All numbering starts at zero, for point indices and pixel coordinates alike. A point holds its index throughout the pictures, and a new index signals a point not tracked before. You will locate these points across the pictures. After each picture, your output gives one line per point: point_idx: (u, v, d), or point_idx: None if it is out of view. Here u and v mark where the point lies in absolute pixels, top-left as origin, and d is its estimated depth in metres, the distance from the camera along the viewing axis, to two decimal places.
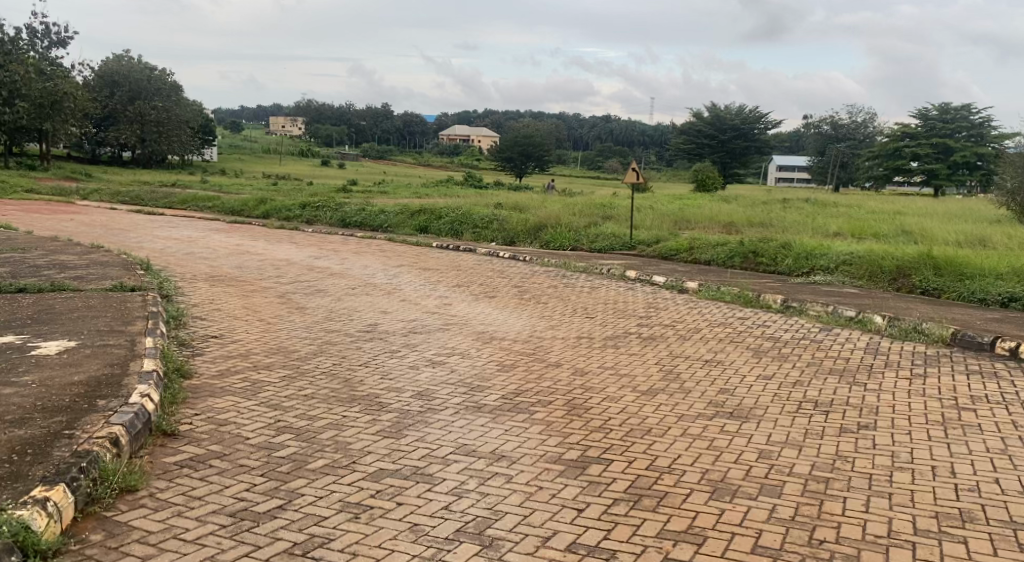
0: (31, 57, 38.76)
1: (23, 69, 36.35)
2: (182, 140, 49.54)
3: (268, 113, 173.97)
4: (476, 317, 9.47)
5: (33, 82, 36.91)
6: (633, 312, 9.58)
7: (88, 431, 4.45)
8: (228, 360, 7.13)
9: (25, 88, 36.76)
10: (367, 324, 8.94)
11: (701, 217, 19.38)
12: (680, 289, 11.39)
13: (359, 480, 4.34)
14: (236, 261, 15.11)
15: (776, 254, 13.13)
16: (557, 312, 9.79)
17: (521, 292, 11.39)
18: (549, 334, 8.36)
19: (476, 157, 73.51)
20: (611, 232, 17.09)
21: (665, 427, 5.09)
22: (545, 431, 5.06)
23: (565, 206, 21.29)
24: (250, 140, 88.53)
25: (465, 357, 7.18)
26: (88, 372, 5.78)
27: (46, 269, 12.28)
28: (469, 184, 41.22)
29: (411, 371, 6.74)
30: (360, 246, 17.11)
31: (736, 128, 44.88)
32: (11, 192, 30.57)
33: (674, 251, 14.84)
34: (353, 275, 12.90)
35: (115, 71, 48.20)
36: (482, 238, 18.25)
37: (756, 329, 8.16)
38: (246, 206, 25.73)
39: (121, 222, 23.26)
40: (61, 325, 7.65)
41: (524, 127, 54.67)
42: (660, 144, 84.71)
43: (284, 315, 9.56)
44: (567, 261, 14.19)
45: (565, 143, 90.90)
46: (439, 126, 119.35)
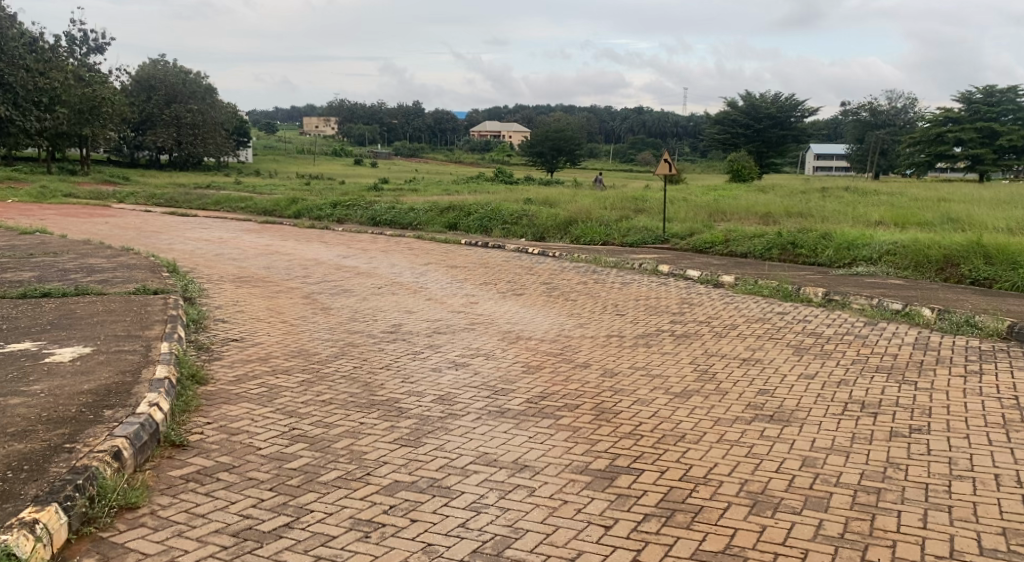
0: (69, 64, 39.22)
1: (62, 76, 36.76)
2: (218, 143, 49.94)
3: (302, 114, 175.44)
4: (503, 315, 9.18)
5: (72, 89, 37.35)
6: (666, 308, 9.24)
7: (88, 444, 4.24)
8: (246, 364, 6.92)
9: (64, 94, 37.19)
10: (391, 324, 8.69)
11: (736, 208, 18.90)
12: (716, 284, 11.01)
13: (372, 494, 4.08)
14: (265, 261, 15.00)
15: (817, 245, 12.67)
16: (587, 309, 9.47)
17: (550, 289, 11.10)
18: (578, 332, 8.04)
19: (508, 152, 73.20)
20: (643, 225, 16.71)
21: (700, 433, 4.77)
22: (570, 438, 4.77)
23: (596, 200, 20.90)
24: (285, 141, 89.28)
25: (491, 359, 6.90)
26: (99, 380, 5.59)
27: (73, 273, 12.23)
28: (500, 180, 40.94)
29: (433, 374, 6.47)
30: (389, 244, 16.94)
31: (772, 116, 44.11)
32: (49, 197, 30.91)
33: (709, 244, 14.43)
34: (380, 274, 12.71)
35: (151, 75, 48.58)
36: (511, 234, 17.97)
37: (797, 325, 7.78)
38: (278, 206, 25.72)
39: (154, 225, 23.38)
40: (79, 330, 7.50)
41: (556, 121, 54.29)
42: (694, 135, 83.76)
43: (308, 316, 9.37)
44: (598, 256, 13.85)
45: (597, 136, 90.26)
46: (471, 122, 119.39)
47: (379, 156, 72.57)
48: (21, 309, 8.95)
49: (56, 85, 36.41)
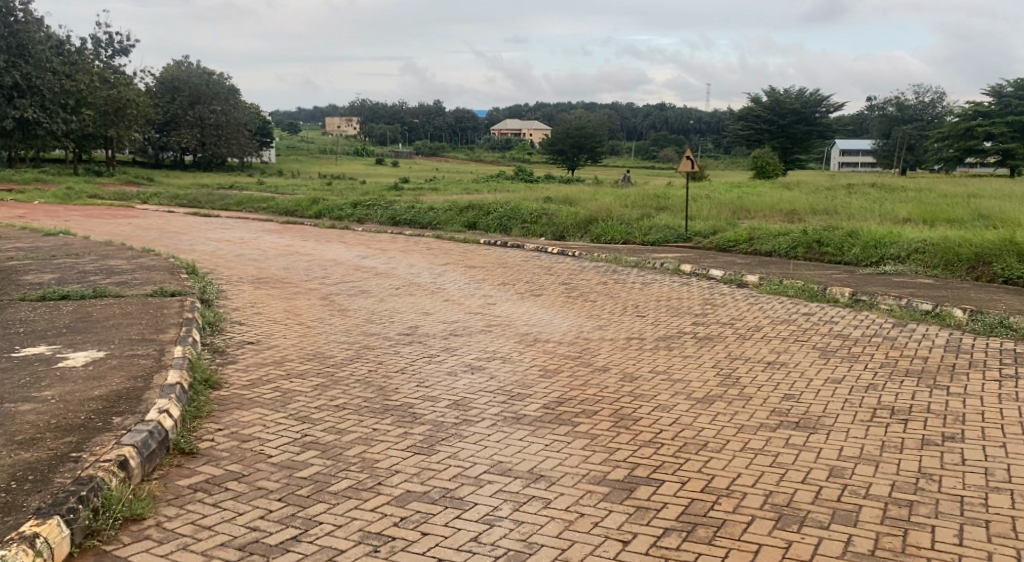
0: (96, 66, 39.58)
1: (88, 79, 37.07)
2: (242, 143, 50.19)
3: (324, 114, 176.09)
4: (521, 317, 9.05)
5: (97, 91, 37.63)
6: (688, 309, 9.07)
7: (96, 452, 4.16)
8: (261, 368, 6.83)
9: (91, 97, 37.53)
10: (408, 326, 8.59)
11: (760, 205, 18.64)
12: (739, 283, 10.82)
13: (383, 505, 3.98)
14: (285, 262, 14.97)
15: (843, 243, 12.44)
16: (606, 310, 9.32)
17: (570, 289, 10.96)
18: (597, 334, 7.89)
19: (529, 150, 73.05)
20: (665, 223, 16.51)
21: (722, 441, 4.63)
22: (588, 447, 4.65)
23: (618, 198, 20.71)
24: (307, 141, 89.67)
25: (508, 363, 6.78)
26: (110, 386, 5.52)
27: (93, 274, 12.24)
28: (521, 178, 40.79)
29: (448, 378, 6.35)
30: (409, 244, 16.87)
31: (796, 112, 43.65)
32: (73, 198, 31.12)
33: (732, 243, 14.23)
34: (399, 274, 12.62)
35: (175, 76, 48.87)
36: (531, 233, 17.83)
37: (822, 327, 7.60)
38: (299, 206, 25.75)
39: (176, 225, 23.47)
40: (95, 334, 7.44)
41: (578, 118, 54.07)
42: (717, 131, 83.12)
43: (324, 317, 9.29)
44: (619, 256, 13.69)
45: (619, 133, 89.85)
46: (492, 121, 119.36)
47: (400, 156, 72.68)
48: (39, 312, 8.92)
49: (82, 87, 36.71)
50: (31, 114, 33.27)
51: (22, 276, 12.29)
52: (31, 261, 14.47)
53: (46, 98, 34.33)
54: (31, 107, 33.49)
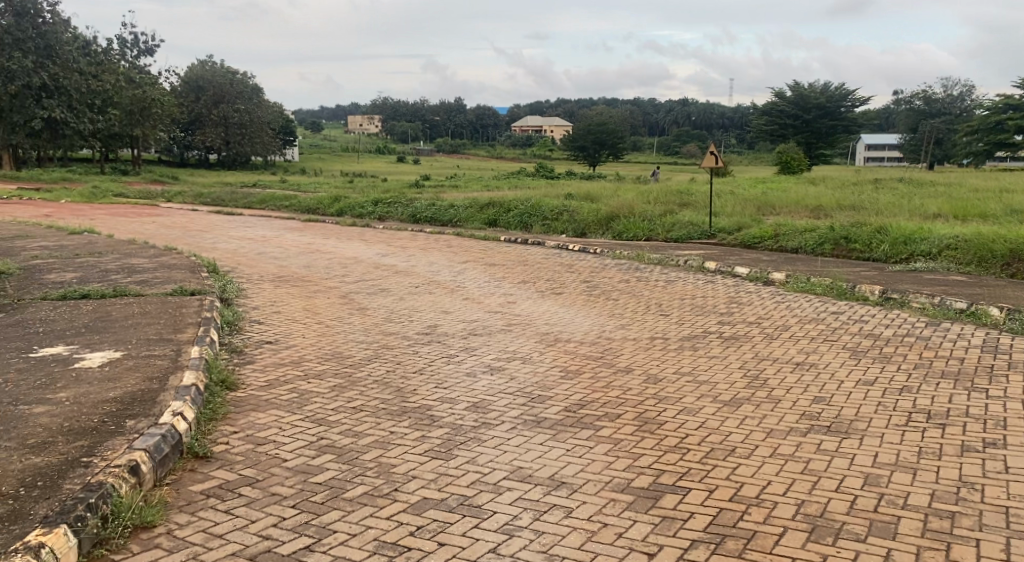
0: (121, 67, 39.86)
1: (113, 79, 37.32)
2: (265, 141, 50.37)
3: (346, 112, 176.79)
4: (542, 315, 8.92)
5: (122, 90, 37.86)
6: (713, 307, 8.89)
7: (107, 457, 4.07)
8: (278, 368, 6.73)
9: (116, 97, 37.81)
10: (427, 325, 8.48)
11: (785, 201, 18.37)
12: (765, 281, 10.62)
13: (399, 513, 3.88)
14: (305, 260, 14.93)
15: (872, 239, 12.21)
16: (628, 309, 9.16)
17: (591, 287, 10.80)
18: (620, 334, 7.75)
19: (550, 146, 72.79)
20: (688, 220, 16.30)
21: (751, 447, 4.50)
22: (612, 452, 4.53)
23: (640, 194, 20.50)
24: (330, 139, 90.00)
25: (528, 363, 6.67)
26: (125, 388, 5.43)
27: (114, 273, 12.22)
28: (541, 175, 40.58)
29: (467, 379, 6.24)
30: (429, 242, 16.77)
31: (822, 106, 43.14)
32: (98, 197, 31.27)
33: (757, 239, 14.02)
34: (419, 272, 12.53)
35: (200, 75, 49.03)
36: (553, 230, 17.66)
37: (851, 327, 7.43)
38: (321, 204, 25.72)
39: (199, 224, 23.53)
40: (113, 334, 7.36)
41: (599, 114, 53.79)
42: (740, 126, 82.41)
43: (344, 316, 9.20)
44: (641, 253, 13.49)
45: (640, 129, 89.37)
46: (514, 117, 119.23)
47: (421, 154, 72.66)
48: (58, 311, 8.86)
49: (108, 86, 36.96)
50: (58, 113, 33.50)
51: (45, 275, 12.28)
52: (54, 259, 14.51)
53: (73, 98, 34.57)
54: (58, 106, 33.71)
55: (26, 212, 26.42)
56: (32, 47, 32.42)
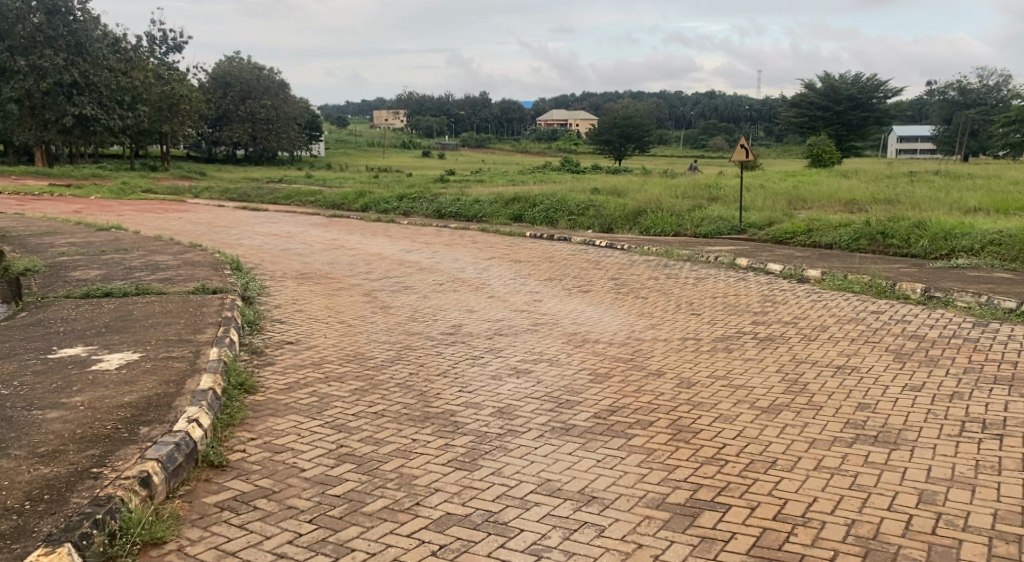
0: (150, 64, 40.05)
1: (143, 76, 37.52)
2: (292, 137, 50.47)
3: (372, 108, 177.10)
4: (568, 314, 8.71)
5: (152, 87, 38.08)
6: (746, 307, 8.66)
7: (118, 466, 3.89)
8: (299, 370, 6.55)
9: (145, 93, 38.05)
10: (451, 324, 8.31)
11: (816, 195, 18.00)
12: (799, 278, 10.34)
13: (421, 530, 3.71)
14: (329, 257, 14.80)
15: (910, 235, 11.91)
16: (658, 308, 8.93)
17: (619, 285, 10.56)
18: (650, 335, 7.54)
19: (575, 140, 72.36)
20: (718, 215, 16.00)
21: (794, 458, 4.37)
22: (645, 463, 4.38)
23: (667, 189, 20.18)
24: (356, 134, 90.12)
25: (555, 366, 6.48)
26: (142, 392, 5.27)
27: (138, 270, 12.13)
28: (567, 170, 40.22)
29: (492, 383, 6.07)
30: (454, 238, 16.60)
31: (853, 98, 42.46)
32: (126, 193, 31.39)
33: (789, 235, 13.72)
34: (443, 269, 12.36)
35: (228, 71, 49.12)
36: (579, 225, 17.41)
37: (890, 330, 7.19)
38: (346, 200, 25.62)
39: (224, 220, 23.51)
40: (133, 334, 7.20)
41: (626, 107, 53.33)
42: (768, 119, 81.38)
43: (366, 315, 9.04)
44: (669, 249, 13.23)
45: (666, 123, 88.66)
46: (539, 111, 118.85)
47: (446, 148, 72.50)
48: (80, 310, 8.71)
49: (137, 83, 37.20)
50: (89, 110, 33.69)
51: (69, 272, 12.21)
52: (79, 257, 14.47)
53: (103, 95, 34.76)
54: (89, 103, 33.90)
55: (56, 208, 26.54)
56: (64, 45, 32.59)
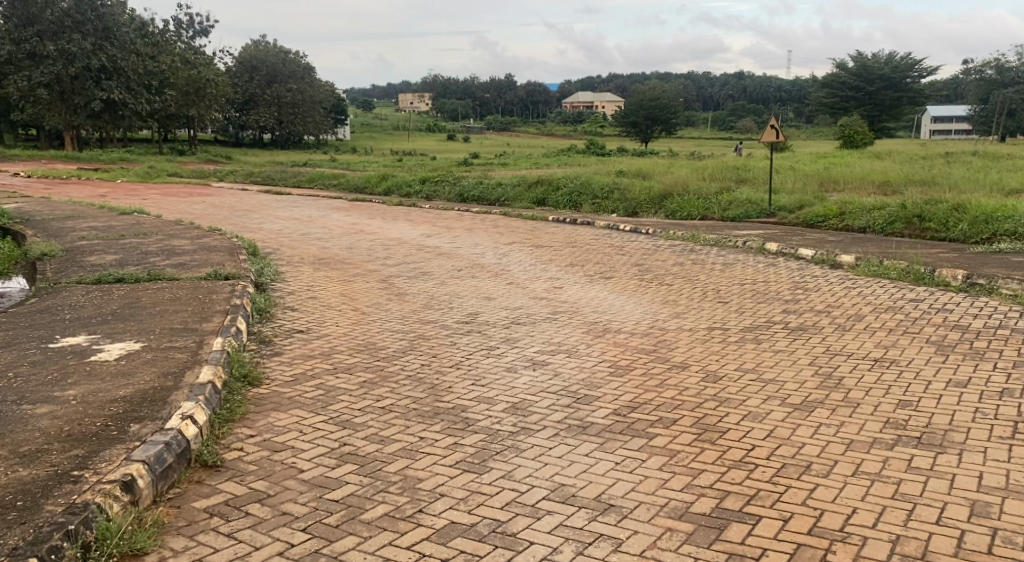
0: (177, 47, 40.01)
1: (170, 60, 37.51)
2: (318, 120, 50.35)
3: (397, 91, 176.74)
4: (590, 302, 8.42)
5: (178, 71, 38.10)
6: (776, 296, 8.31)
7: (101, 469, 3.64)
8: (307, 362, 6.29)
9: (172, 77, 38.10)
10: (468, 312, 8.05)
11: (849, 177, 17.50)
12: (832, 264, 9.95)
13: (422, 542, 3.44)
14: (348, 241, 14.56)
15: (948, 218, 11.52)
16: (683, 295, 8.61)
17: (643, 271, 10.23)
18: (675, 325, 7.24)
19: (601, 122, 71.63)
20: (747, 197, 15.56)
21: (830, 463, 4.08)
22: (667, 467, 4.08)
23: (694, 171, 19.73)
24: (381, 118, 89.87)
25: (574, 359, 6.22)
26: (138, 384, 5.00)
27: (153, 254, 11.91)
28: (592, 152, 39.72)
29: (507, 376, 5.82)
30: (475, 222, 16.31)
31: (886, 77, 41.51)
32: (152, 177, 31.40)
33: (821, 218, 13.32)
34: (462, 254, 12.10)
35: (253, 55, 48.95)
36: (603, 209, 17.03)
37: (930, 320, 6.83)
38: (368, 183, 25.40)
39: (247, 204, 23.34)
40: (138, 322, 6.94)
41: (652, 89, 52.59)
42: (799, 99, 80.00)
43: (381, 302, 8.78)
44: (696, 233, 12.84)
45: (694, 104, 87.55)
46: (565, 93, 117.85)
47: (471, 131, 72.15)
48: (89, 296, 8.48)
49: (164, 68, 37.23)
50: (116, 95, 33.76)
51: (86, 256, 12.04)
52: (98, 241, 14.31)
53: (130, 79, 34.80)
54: (117, 88, 33.98)
55: (81, 192, 26.58)
56: (91, 30, 32.56)
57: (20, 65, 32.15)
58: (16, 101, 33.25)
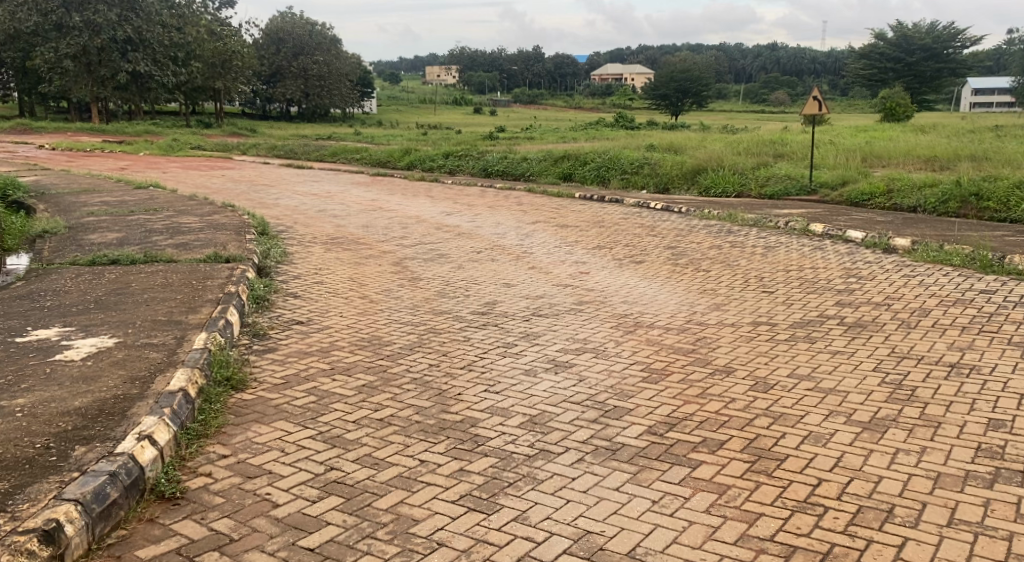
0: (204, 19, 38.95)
1: (196, 32, 36.89)
2: (344, 93, 49.53)
3: (425, 64, 175.09)
4: (619, 290, 7.70)
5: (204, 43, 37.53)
6: (827, 285, 7.54)
7: (22, 511, 3.06)
8: (301, 361, 5.61)
9: (198, 49, 37.55)
10: (485, 302, 7.37)
11: (894, 150, 16.55)
12: (885, 248, 9.15)
13: None
14: (364, 219, 13.89)
15: (1009, 197, 10.74)
16: (722, 283, 7.85)
17: (676, 254, 9.46)
18: (715, 319, 6.52)
19: (630, 95, 70.19)
20: (785, 173, 14.69)
21: (917, 506, 3.39)
22: (716, 509, 3.41)
23: (728, 145, 18.81)
24: (407, 91, 88.79)
25: (601, 362, 5.51)
26: (99, 390, 4.34)
27: (158, 232, 11.28)
28: (621, 126, 38.68)
29: (526, 382, 5.12)
30: (498, 199, 15.57)
31: (927, 48, 40.11)
32: (175, 150, 30.92)
33: (866, 197, 12.48)
34: (483, 234, 11.41)
35: (280, 28, 48.21)
36: (632, 185, 16.23)
37: (1008, 317, 6.02)
38: (392, 157, 24.70)
39: (266, 178, 22.73)
40: (120, 311, 6.28)
41: (683, 61, 51.35)
42: (834, 72, 77.84)
43: (393, 288, 8.13)
44: (733, 212, 12.03)
45: (726, 76, 85.70)
46: (593, 66, 116.12)
47: (499, 105, 71.07)
48: (77, 280, 7.83)
49: (191, 40, 36.63)
50: (142, 67, 33.25)
51: (88, 233, 11.43)
52: (107, 217, 13.73)
53: (157, 52, 34.25)
54: (143, 60, 33.47)
55: (102, 165, 26.06)
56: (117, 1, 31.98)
57: (47, 37, 31.77)
58: (43, 73, 32.89)
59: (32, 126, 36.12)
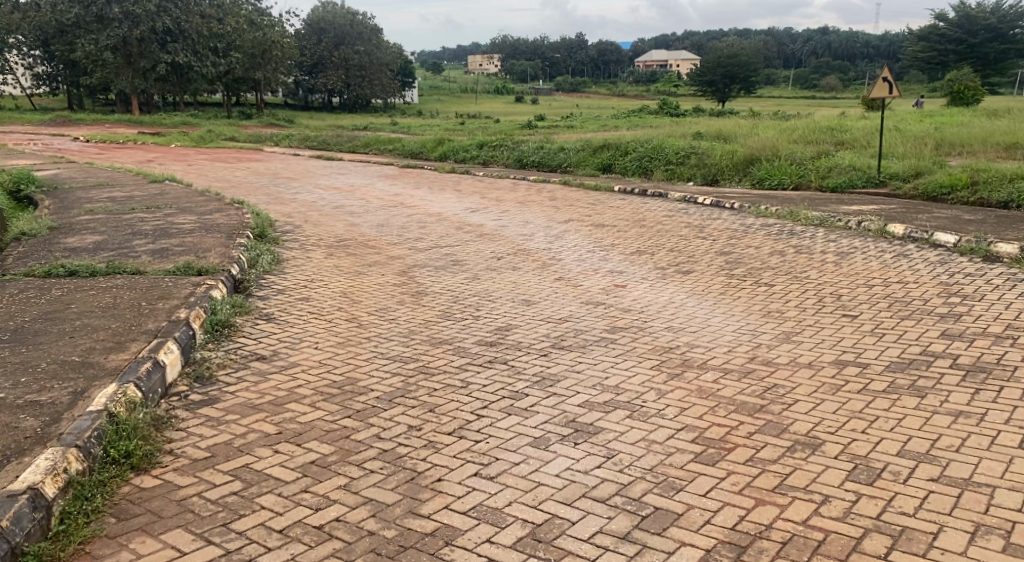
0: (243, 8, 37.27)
1: (235, 22, 35.56)
2: (385, 84, 48.19)
3: (469, 52, 172.99)
4: (663, 311, 6.27)
5: (245, 33, 35.91)
6: (927, 307, 6.00)
7: None
8: (242, 420, 4.25)
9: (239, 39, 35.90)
10: (496, 328, 5.98)
11: (970, 136, 14.79)
12: (986, 255, 7.59)
13: None
14: (382, 217, 12.60)
15: None
16: (791, 302, 6.35)
17: (729, 262, 7.96)
18: (788, 358, 5.07)
19: (676, 83, 67.97)
20: (850, 162, 13.02)
21: None
22: None
23: (783, 133, 17.13)
24: (450, 80, 87.26)
25: (640, 427, 4.08)
26: None
27: (146, 234, 10.02)
28: (666, 113, 36.90)
29: (535, 460, 3.73)
30: (530, 193, 14.17)
31: (991, 28, 37.68)
32: (206, 142, 29.92)
33: (946, 189, 10.88)
34: (507, 235, 10.03)
35: (321, 17, 47.10)
36: (677, 176, 14.69)
37: None
38: (423, 148, 23.31)
39: (291, 171, 21.49)
40: (32, 346, 4.99)
41: (732, 46, 49.23)
42: (888, 56, 74.68)
43: (389, 305, 6.80)
44: (795, 208, 10.47)
45: (777, 61, 82.83)
46: (637, 52, 113.43)
47: (541, 93, 69.28)
48: (15, 297, 6.55)
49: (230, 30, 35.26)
50: (182, 58, 32.30)
51: (69, 235, 10.24)
52: (107, 215, 12.59)
53: (196, 43, 33.27)
54: (182, 51, 32.52)
55: (129, 158, 25.06)
56: None
57: (87, 29, 31.03)
58: (82, 64, 32.15)
59: (70, 118, 35.45)
